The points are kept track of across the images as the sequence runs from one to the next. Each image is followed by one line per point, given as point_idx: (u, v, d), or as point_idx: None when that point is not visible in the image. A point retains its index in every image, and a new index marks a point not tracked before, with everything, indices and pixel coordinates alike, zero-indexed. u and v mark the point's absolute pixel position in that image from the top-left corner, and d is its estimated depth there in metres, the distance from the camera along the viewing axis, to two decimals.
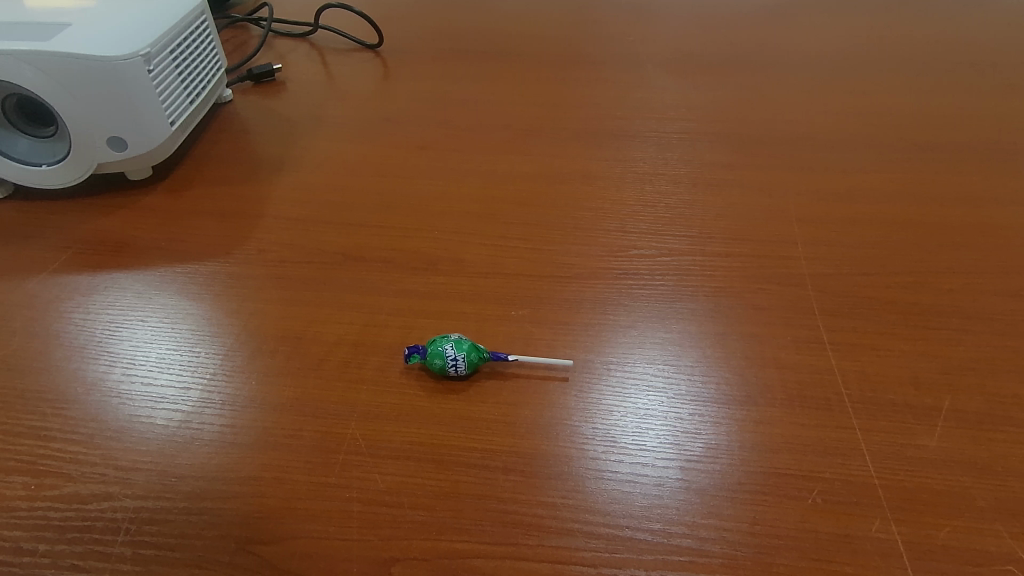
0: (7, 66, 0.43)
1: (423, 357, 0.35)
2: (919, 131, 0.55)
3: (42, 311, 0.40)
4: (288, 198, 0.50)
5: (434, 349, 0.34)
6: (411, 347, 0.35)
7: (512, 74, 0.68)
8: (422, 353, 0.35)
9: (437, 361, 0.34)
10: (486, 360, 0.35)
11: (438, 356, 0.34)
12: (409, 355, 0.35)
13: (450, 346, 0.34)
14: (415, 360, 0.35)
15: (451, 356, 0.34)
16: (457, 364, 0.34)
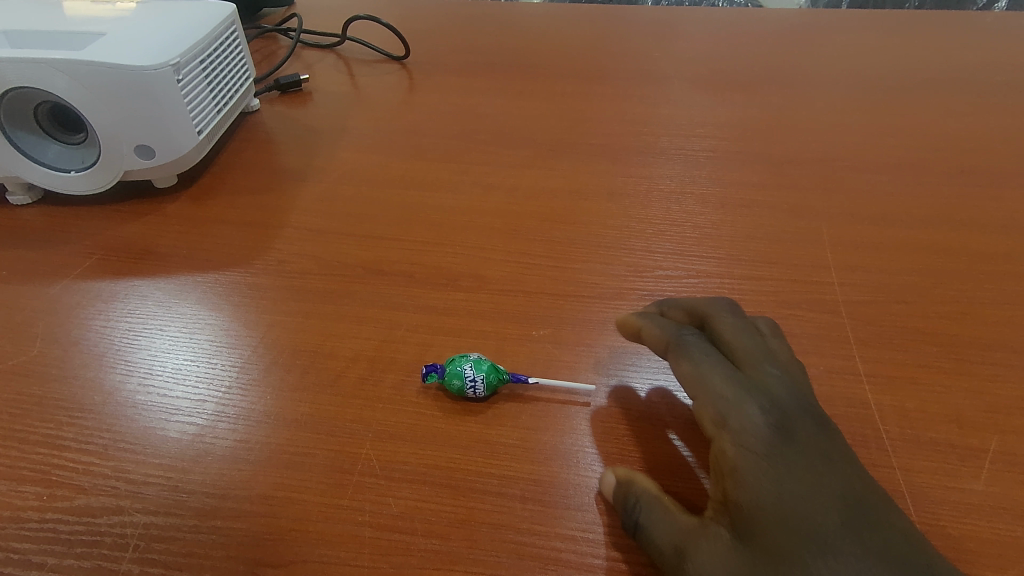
0: (40, 74, 0.44)
1: (440, 376, 0.34)
2: (959, 153, 0.53)
3: (64, 317, 0.40)
4: (310, 209, 0.50)
5: (452, 369, 0.33)
6: (428, 366, 0.34)
7: (537, 88, 0.67)
8: (440, 372, 0.34)
9: (456, 381, 0.33)
10: (507, 380, 0.34)
11: (456, 377, 0.33)
12: (427, 374, 0.34)
13: (468, 366, 0.33)
14: (433, 379, 0.34)
15: (469, 377, 0.33)
16: (475, 385, 0.33)
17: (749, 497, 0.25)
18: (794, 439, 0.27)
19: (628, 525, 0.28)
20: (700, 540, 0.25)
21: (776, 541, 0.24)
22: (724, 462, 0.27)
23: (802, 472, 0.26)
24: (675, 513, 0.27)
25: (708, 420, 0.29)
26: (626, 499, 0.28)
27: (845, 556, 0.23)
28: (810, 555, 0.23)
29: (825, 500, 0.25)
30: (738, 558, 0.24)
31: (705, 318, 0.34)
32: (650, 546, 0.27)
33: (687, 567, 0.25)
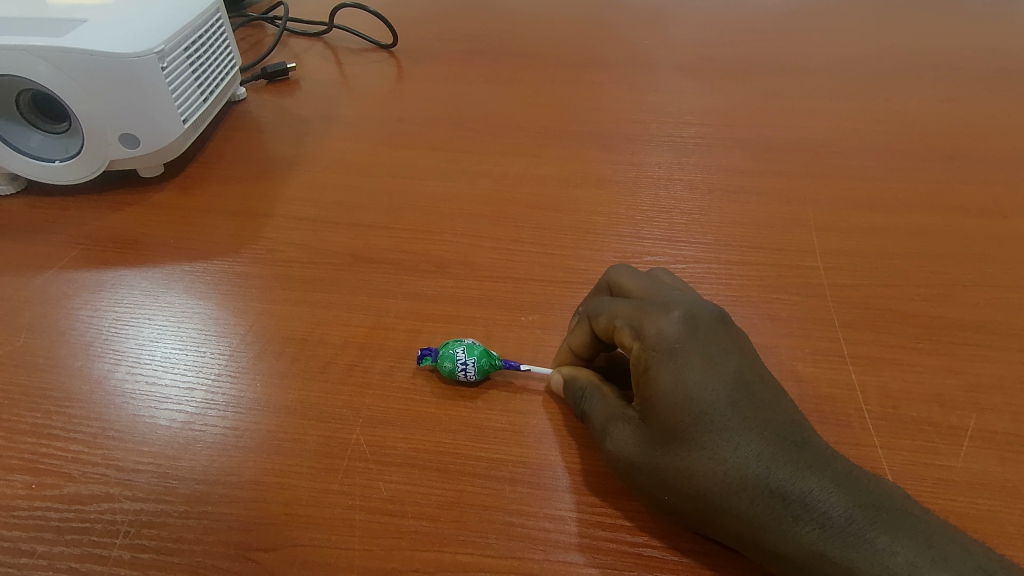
0: (22, 61, 0.43)
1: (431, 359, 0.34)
2: (944, 138, 0.54)
3: (50, 307, 0.40)
4: (298, 198, 0.49)
5: (445, 352, 0.33)
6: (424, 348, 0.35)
7: (527, 76, 0.67)
8: (434, 355, 0.34)
9: (446, 364, 0.33)
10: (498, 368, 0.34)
11: (447, 360, 0.33)
12: (421, 357, 0.34)
13: (462, 349, 0.33)
14: (427, 362, 0.34)
15: (462, 360, 0.33)
16: (468, 369, 0.33)
17: (652, 389, 0.28)
18: (699, 335, 0.29)
19: (575, 408, 0.32)
20: (617, 424, 0.29)
21: (672, 424, 0.27)
22: (635, 359, 0.29)
23: (704, 362, 0.28)
24: (611, 398, 0.30)
25: (624, 334, 0.30)
26: (571, 388, 0.32)
27: (730, 434, 0.26)
28: (701, 436, 0.26)
29: (721, 387, 0.27)
30: (642, 440, 0.28)
31: (612, 281, 0.35)
32: (589, 424, 0.31)
33: (606, 445, 0.29)
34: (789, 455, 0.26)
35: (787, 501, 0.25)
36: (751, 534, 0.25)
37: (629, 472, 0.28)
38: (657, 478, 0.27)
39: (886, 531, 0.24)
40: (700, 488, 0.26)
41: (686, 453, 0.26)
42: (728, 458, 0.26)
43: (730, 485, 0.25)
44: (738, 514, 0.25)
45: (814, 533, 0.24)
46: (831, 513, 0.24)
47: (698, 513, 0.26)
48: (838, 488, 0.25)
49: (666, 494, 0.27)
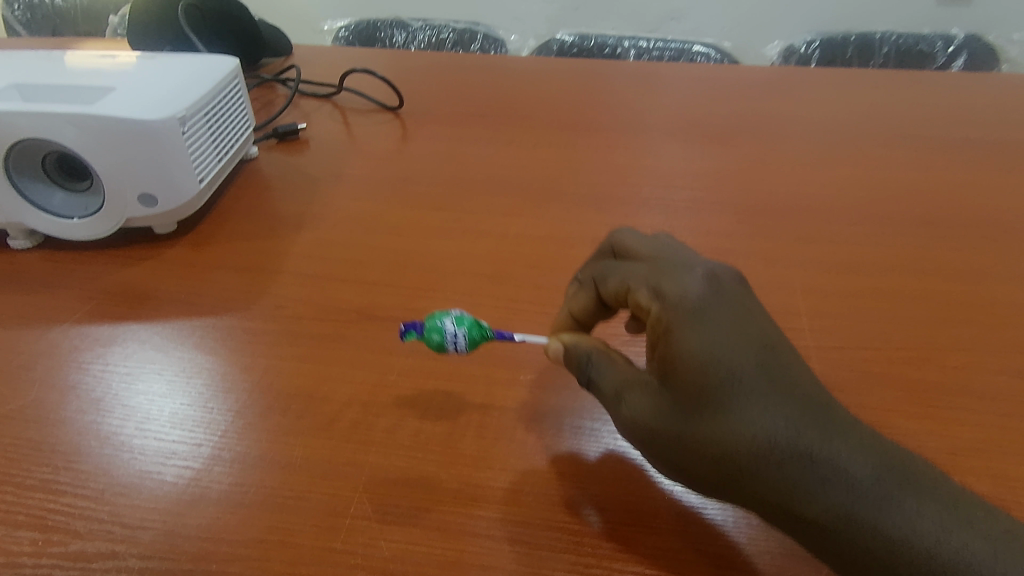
0: (52, 126, 0.46)
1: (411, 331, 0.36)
2: (920, 205, 0.57)
3: (63, 361, 0.41)
4: (306, 255, 0.52)
5: (432, 324, 0.35)
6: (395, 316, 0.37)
7: (526, 138, 0.71)
8: (419, 329, 0.36)
9: (437, 335, 0.35)
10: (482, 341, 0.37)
11: (438, 330, 0.35)
12: (405, 332, 0.36)
13: (450, 317, 0.36)
14: (412, 337, 0.36)
15: (451, 332, 0.35)
16: (458, 339, 0.35)
17: (676, 355, 0.28)
18: (720, 306, 0.29)
19: (581, 373, 0.33)
20: (637, 392, 0.30)
21: (698, 389, 0.27)
22: (656, 325, 0.30)
23: (727, 325, 0.29)
24: (619, 364, 0.32)
25: (643, 295, 0.32)
26: (579, 354, 0.33)
27: (758, 401, 0.27)
28: (727, 398, 0.27)
29: (746, 356, 0.28)
30: (664, 404, 0.29)
31: (615, 243, 0.38)
32: (600, 388, 0.32)
33: (623, 412, 0.30)
34: (814, 419, 0.27)
35: (816, 466, 0.26)
36: (782, 498, 0.26)
37: (652, 438, 0.29)
38: (683, 444, 0.28)
39: (911, 495, 0.26)
40: (728, 452, 0.27)
41: (714, 419, 0.27)
42: (757, 422, 0.27)
43: (760, 450, 0.26)
44: (767, 479, 0.26)
45: (845, 495, 0.26)
46: (858, 476, 0.26)
47: (723, 478, 0.27)
48: (860, 452, 0.27)
49: (692, 458, 0.28)
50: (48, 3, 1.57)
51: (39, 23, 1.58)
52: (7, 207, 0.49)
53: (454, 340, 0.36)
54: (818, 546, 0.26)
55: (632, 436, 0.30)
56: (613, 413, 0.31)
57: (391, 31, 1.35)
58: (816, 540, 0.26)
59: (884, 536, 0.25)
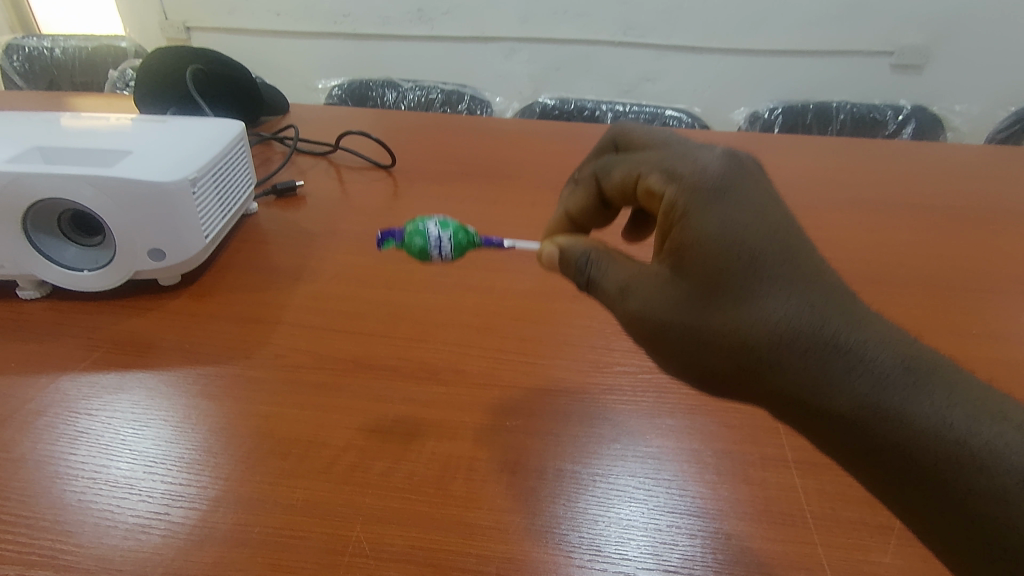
0: (70, 186, 0.49)
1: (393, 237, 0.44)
2: (868, 264, 0.63)
3: (72, 408, 0.43)
4: (305, 307, 0.55)
5: (413, 230, 0.44)
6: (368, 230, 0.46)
7: (511, 197, 0.76)
8: (399, 237, 0.44)
9: (418, 238, 0.43)
10: (461, 250, 0.45)
11: (420, 234, 0.43)
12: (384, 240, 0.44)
13: (433, 223, 0.44)
14: (391, 243, 0.44)
15: (431, 234, 0.43)
16: (438, 240, 0.44)
17: (687, 243, 0.32)
18: (738, 191, 0.32)
19: (579, 274, 0.37)
20: (646, 284, 0.34)
21: (717, 276, 0.31)
22: (666, 216, 0.33)
23: (741, 205, 0.32)
24: (622, 258, 0.36)
25: (656, 179, 0.34)
26: (577, 255, 0.37)
27: (775, 292, 0.31)
28: (745, 284, 0.31)
29: (760, 240, 0.31)
30: (682, 291, 0.32)
31: (619, 136, 0.41)
32: (601, 286, 0.36)
33: (634, 304, 0.34)
34: (833, 308, 0.31)
35: (829, 354, 0.30)
36: (799, 386, 0.31)
37: (665, 327, 0.33)
38: (697, 331, 0.32)
39: (935, 383, 0.29)
40: (752, 341, 0.31)
41: (736, 309, 0.31)
42: (778, 309, 0.31)
43: (777, 338, 0.30)
44: (791, 367, 0.31)
45: (867, 385, 0.29)
46: (884, 365, 0.30)
47: (742, 362, 0.32)
48: (878, 345, 0.30)
49: (708, 347, 0.32)
50: (47, 55, 1.61)
51: (37, 74, 1.62)
52: (20, 261, 0.52)
53: (434, 243, 0.43)
54: (831, 431, 0.30)
55: (641, 326, 0.34)
56: (618, 307, 0.35)
57: (382, 90, 1.43)
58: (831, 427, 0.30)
59: (912, 422, 0.28)
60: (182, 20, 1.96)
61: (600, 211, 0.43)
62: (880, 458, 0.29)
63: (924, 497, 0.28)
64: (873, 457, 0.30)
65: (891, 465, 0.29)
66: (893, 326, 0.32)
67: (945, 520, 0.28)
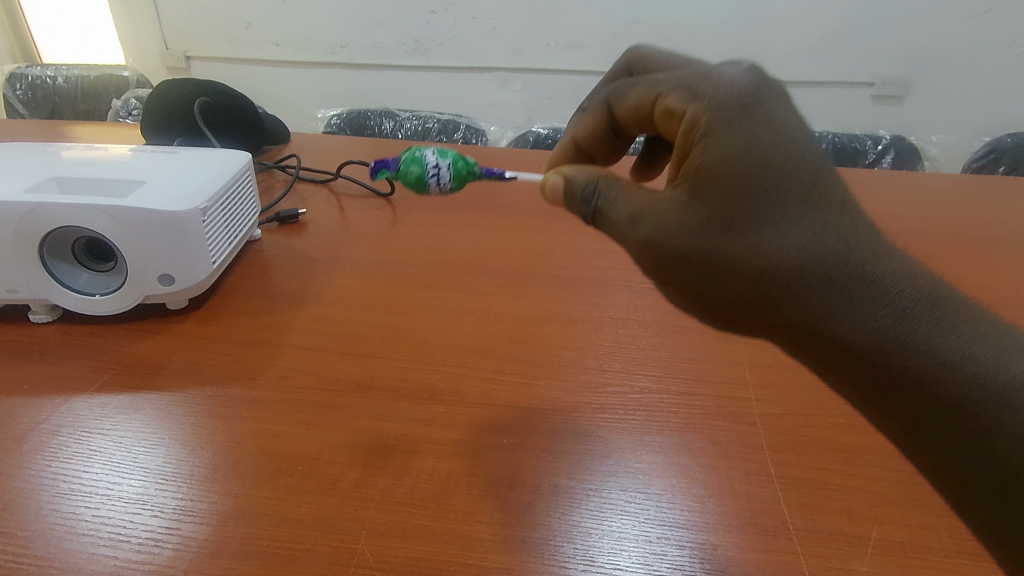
0: (86, 216, 0.52)
1: (398, 164, 0.53)
2: None
3: (85, 428, 0.45)
4: (308, 330, 0.57)
5: (411, 162, 0.52)
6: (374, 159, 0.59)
7: (506, 224, 0.79)
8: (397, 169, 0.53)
9: (415, 166, 0.51)
10: (456, 179, 0.52)
11: (418, 162, 0.51)
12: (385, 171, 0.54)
13: (433, 155, 0.52)
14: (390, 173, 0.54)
15: (427, 164, 0.52)
16: (434, 168, 0.51)
17: (705, 165, 0.34)
18: (761, 111, 0.34)
19: (587, 204, 0.40)
20: (662, 209, 0.36)
21: (738, 198, 0.33)
22: (684, 139, 0.36)
23: (764, 124, 0.33)
24: (632, 188, 0.39)
25: (678, 99, 0.37)
26: (584, 185, 0.40)
27: (796, 220, 0.33)
28: (766, 206, 0.33)
29: (782, 163, 0.33)
30: (701, 212, 0.34)
31: (634, 60, 0.46)
32: (613, 213, 0.39)
33: (649, 228, 0.36)
34: (854, 237, 0.33)
35: (846, 280, 0.32)
36: (814, 312, 0.33)
37: (680, 252, 0.35)
38: (714, 255, 0.34)
39: (955, 319, 0.32)
40: (773, 266, 0.33)
41: (757, 234, 0.33)
42: (798, 235, 0.33)
43: (795, 265, 0.33)
44: (810, 292, 0.33)
45: (891, 320, 0.32)
46: (905, 295, 0.32)
47: (760, 286, 0.34)
48: (895, 276, 0.32)
49: (726, 270, 0.34)
50: (49, 83, 1.64)
51: (39, 101, 1.64)
52: (34, 286, 0.54)
53: (430, 171, 0.51)
54: (841, 356, 0.33)
55: (654, 251, 0.36)
56: (630, 233, 0.38)
57: (380, 120, 1.47)
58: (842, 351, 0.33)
59: (933, 354, 0.31)
60: (183, 49, 2.00)
61: (602, 137, 0.49)
62: (887, 380, 0.32)
63: (928, 418, 0.31)
64: (881, 380, 0.32)
65: (899, 387, 0.32)
66: (915, 262, 0.34)
67: (945, 438, 0.31)
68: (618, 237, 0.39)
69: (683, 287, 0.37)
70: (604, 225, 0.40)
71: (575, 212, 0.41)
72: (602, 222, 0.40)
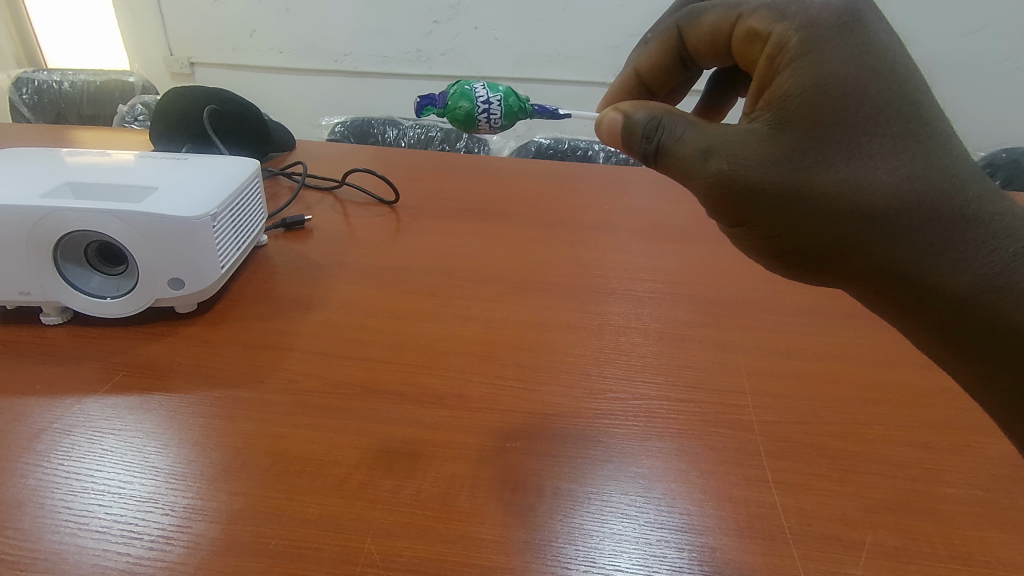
0: (99, 221, 0.53)
1: (445, 99, 0.54)
2: (843, 301, 0.67)
3: (96, 428, 0.46)
4: (315, 334, 0.58)
5: (465, 95, 0.52)
6: (421, 94, 0.57)
7: (508, 233, 0.80)
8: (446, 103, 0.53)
9: (465, 102, 0.52)
10: (506, 115, 0.53)
11: (468, 98, 0.52)
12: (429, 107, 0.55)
13: (483, 89, 0.53)
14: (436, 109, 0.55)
15: (483, 99, 0.52)
16: (490, 104, 0.52)
17: (791, 93, 0.33)
18: (859, 35, 0.32)
19: (648, 138, 0.40)
20: (739, 142, 0.36)
21: (827, 130, 0.33)
22: (767, 67, 0.35)
23: (860, 50, 0.32)
24: (702, 124, 0.39)
25: (761, 21, 0.35)
26: (646, 119, 0.40)
27: (892, 155, 0.32)
28: (857, 138, 0.32)
29: (879, 93, 0.32)
30: (784, 144, 0.34)
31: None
32: (679, 147, 0.39)
33: (724, 161, 0.36)
34: (955, 173, 0.32)
35: (942, 218, 0.32)
36: (906, 252, 0.33)
37: (758, 187, 0.35)
38: (796, 190, 0.34)
39: None
40: (862, 201, 0.33)
41: (846, 168, 0.33)
42: (894, 170, 0.32)
43: (888, 202, 0.32)
44: (902, 228, 0.33)
45: (999, 264, 0.31)
46: (1009, 237, 0.32)
47: (845, 221, 0.34)
48: (998, 217, 0.32)
49: (809, 205, 0.34)
50: (56, 88, 1.65)
51: (45, 106, 1.65)
52: (47, 289, 0.55)
53: (480, 106, 0.52)
54: (927, 298, 0.34)
55: (727, 185, 0.36)
56: (698, 166, 0.38)
57: (384, 128, 1.48)
58: (928, 292, 0.33)
59: None
60: (187, 56, 2.02)
61: (664, 70, 0.48)
62: (976, 324, 0.33)
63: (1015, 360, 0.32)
64: (970, 323, 0.33)
65: (986, 331, 0.32)
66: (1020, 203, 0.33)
67: None
68: (685, 172, 0.39)
69: (757, 224, 0.37)
70: (666, 161, 0.40)
71: (634, 148, 0.41)
72: (664, 157, 0.40)
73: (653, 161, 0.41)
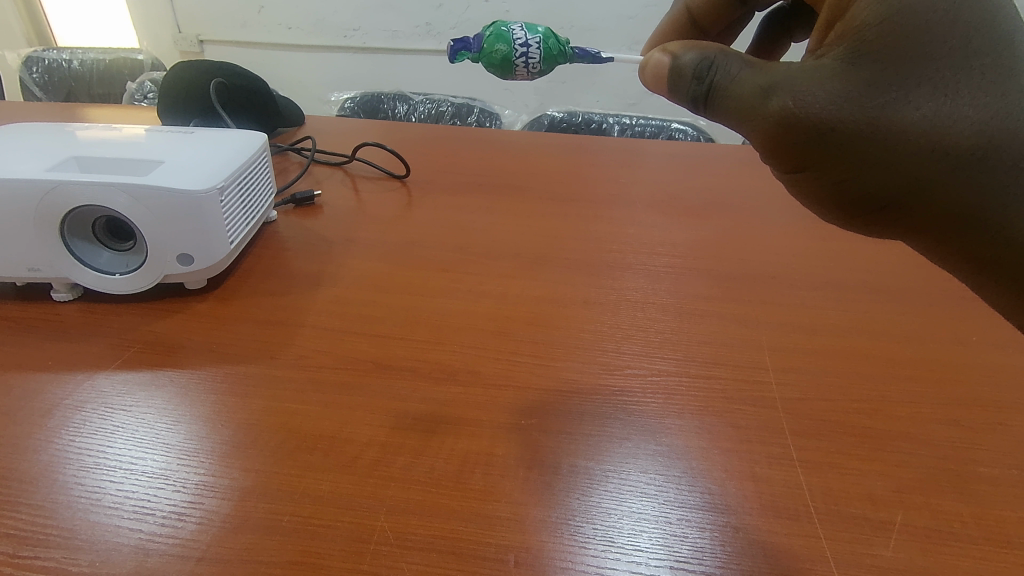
0: (104, 194, 0.52)
1: (480, 42, 0.52)
2: (870, 276, 0.65)
3: (106, 406, 0.45)
4: (326, 310, 0.57)
5: (503, 38, 0.50)
6: (455, 38, 0.54)
7: (521, 207, 0.79)
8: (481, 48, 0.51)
9: (502, 44, 0.50)
10: (546, 59, 0.51)
11: (505, 40, 0.50)
12: (460, 53, 0.54)
13: (521, 31, 0.50)
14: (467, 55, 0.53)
15: (524, 43, 0.50)
16: (530, 49, 0.50)
17: (869, 22, 0.31)
18: None
19: (699, 80, 0.38)
20: (804, 79, 0.33)
21: (908, 64, 0.30)
22: None
23: None
24: (759, 64, 0.36)
25: None
26: (697, 60, 0.38)
27: (983, 89, 0.29)
28: (943, 71, 0.30)
29: (971, 20, 0.29)
30: (859, 81, 0.31)
31: None
32: (734, 87, 0.36)
33: (788, 101, 0.34)
34: None
35: None
36: (991, 196, 0.31)
37: (825, 128, 0.33)
38: (869, 129, 0.32)
39: None
40: (944, 142, 0.30)
41: (929, 105, 0.30)
42: (984, 106, 0.29)
43: (975, 141, 0.30)
44: (987, 170, 0.30)
45: None
46: None
47: (923, 165, 0.31)
48: None
49: (884, 146, 0.32)
50: (65, 67, 1.64)
51: (55, 85, 1.65)
52: (56, 265, 0.54)
53: (518, 50, 0.50)
54: (1011, 247, 0.32)
55: (790, 126, 0.34)
56: (758, 106, 0.35)
57: (393, 103, 1.46)
58: (1012, 242, 0.32)
59: None
60: (196, 33, 2.00)
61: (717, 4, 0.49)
62: None
63: None
64: None
65: None
66: None
67: None
68: (741, 113, 0.36)
69: (821, 170, 0.35)
70: (718, 103, 0.38)
71: (681, 93, 0.39)
72: (717, 100, 0.38)
73: (703, 105, 0.39)
